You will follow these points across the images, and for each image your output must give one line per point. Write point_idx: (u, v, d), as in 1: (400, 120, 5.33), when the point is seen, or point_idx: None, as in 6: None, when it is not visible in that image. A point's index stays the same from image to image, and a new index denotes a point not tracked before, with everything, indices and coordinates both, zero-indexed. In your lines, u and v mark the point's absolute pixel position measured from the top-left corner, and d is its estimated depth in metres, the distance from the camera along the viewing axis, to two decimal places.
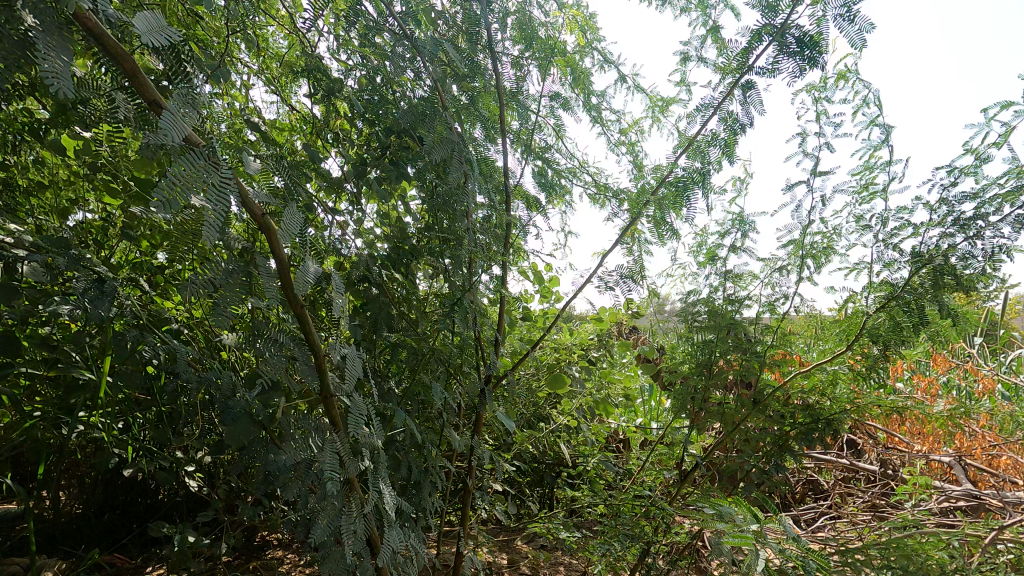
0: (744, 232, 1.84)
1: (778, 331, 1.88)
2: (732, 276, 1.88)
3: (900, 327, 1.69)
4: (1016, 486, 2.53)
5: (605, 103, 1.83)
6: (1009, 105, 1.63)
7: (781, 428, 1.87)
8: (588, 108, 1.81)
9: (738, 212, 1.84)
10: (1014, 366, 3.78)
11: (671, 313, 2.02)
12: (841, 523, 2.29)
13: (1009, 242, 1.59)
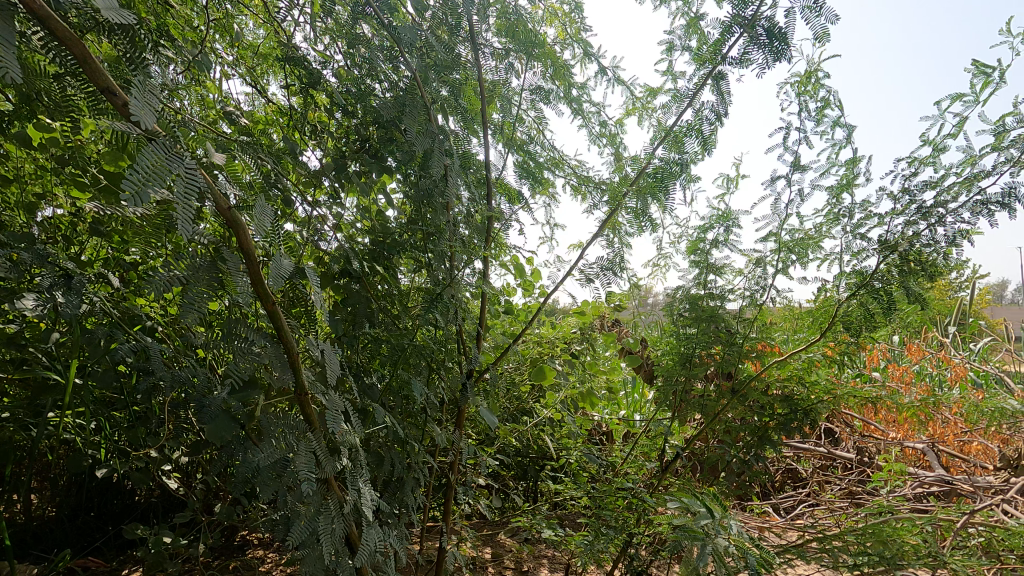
0: (727, 228, 1.84)
1: (760, 323, 1.89)
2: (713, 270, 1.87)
3: (872, 315, 1.72)
4: (986, 471, 2.59)
5: (585, 95, 1.82)
6: (960, 97, 1.66)
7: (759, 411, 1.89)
8: (569, 101, 1.79)
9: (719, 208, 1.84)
10: (983, 353, 3.90)
11: (656, 305, 2.04)
12: (818, 511, 2.34)
13: (970, 227, 1.62)
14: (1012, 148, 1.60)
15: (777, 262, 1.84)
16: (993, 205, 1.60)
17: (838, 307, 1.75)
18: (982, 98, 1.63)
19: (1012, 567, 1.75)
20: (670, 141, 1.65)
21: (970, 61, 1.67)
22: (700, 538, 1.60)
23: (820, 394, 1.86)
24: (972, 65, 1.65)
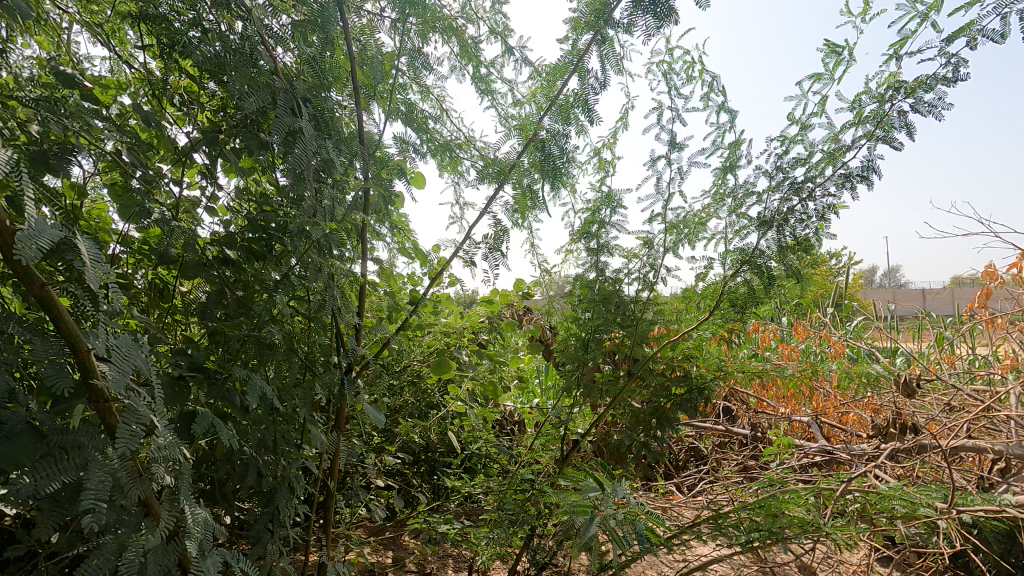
0: (613, 209, 1.86)
1: (656, 306, 1.91)
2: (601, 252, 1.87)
3: (755, 292, 1.81)
4: (859, 439, 2.80)
5: (494, 74, 1.73)
6: (818, 77, 1.85)
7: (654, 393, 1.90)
8: (476, 79, 1.70)
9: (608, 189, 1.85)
10: (858, 331, 4.27)
11: (564, 292, 1.99)
12: (717, 487, 2.43)
13: (835, 200, 1.82)
14: (867, 124, 1.88)
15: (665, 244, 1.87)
16: (856, 177, 1.87)
17: (722, 284, 1.83)
18: (835, 76, 1.82)
19: (882, 529, 1.87)
20: (556, 111, 1.66)
21: (823, 42, 1.82)
22: (591, 519, 1.53)
23: (713, 371, 1.92)
24: (825, 45, 1.80)
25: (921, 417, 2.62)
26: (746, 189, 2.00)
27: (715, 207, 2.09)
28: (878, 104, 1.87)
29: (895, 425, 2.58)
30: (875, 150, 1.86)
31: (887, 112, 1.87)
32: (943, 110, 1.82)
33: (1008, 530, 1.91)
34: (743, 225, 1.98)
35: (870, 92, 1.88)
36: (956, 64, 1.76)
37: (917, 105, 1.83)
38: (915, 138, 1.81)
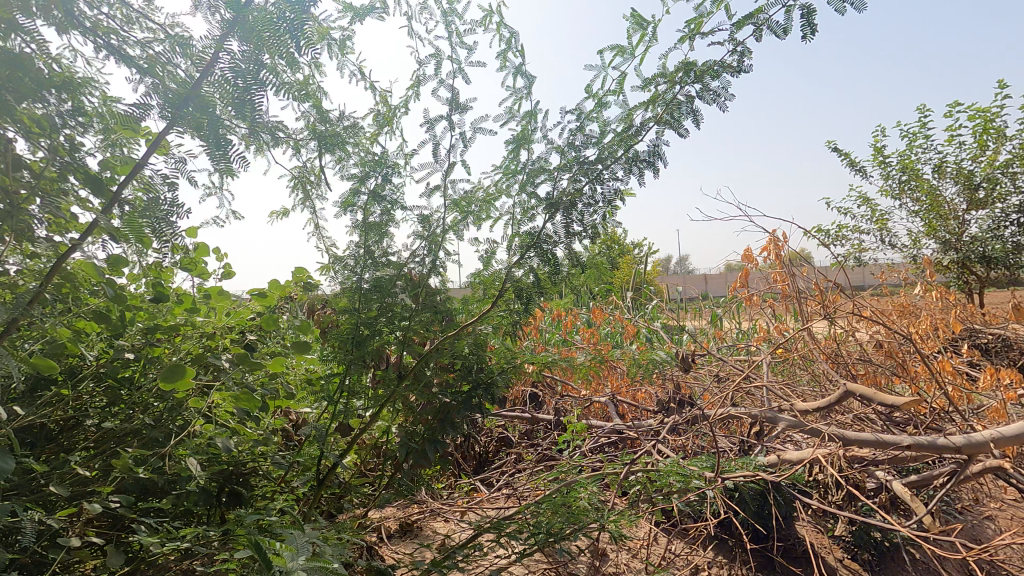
0: (386, 177, 1.86)
1: (439, 298, 1.92)
2: (379, 232, 1.89)
3: (540, 282, 1.84)
4: (648, 415, 3.01)
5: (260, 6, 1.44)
6: (622, 51, 1.96)
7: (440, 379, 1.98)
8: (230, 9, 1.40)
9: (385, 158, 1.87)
10: (652, 313, 4.70)
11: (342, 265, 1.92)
12: (518, 480, 2.39)
13: (622, 184, 1.84)
14: (658, 107, 1.89)
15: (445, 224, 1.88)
16: (643, 163, 1.87)
17: (506, 273, 1.82)
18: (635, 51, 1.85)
19: (659, 506, 1.98)
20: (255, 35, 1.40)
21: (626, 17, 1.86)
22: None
23: (498, 366, 1.98)
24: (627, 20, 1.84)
25: (695, 390, 2.88)
26: (538, 168, 1.88)
27: (506, 184, 1.96)
28: (668, 87, 1.89)
29: (675, 400, 2.80)
30: (662, 134, 1.90)
31: (675, 97, 1.90)
32: (727, 99, 1.89)
33: (760, 491, 2.13)
34: (535, 207, 1.86)
35: (662, 74, 1.91)
36: (741, 52, 1.85)
37: (703, 92, 1.89)
38: (699, 126, 1.87)
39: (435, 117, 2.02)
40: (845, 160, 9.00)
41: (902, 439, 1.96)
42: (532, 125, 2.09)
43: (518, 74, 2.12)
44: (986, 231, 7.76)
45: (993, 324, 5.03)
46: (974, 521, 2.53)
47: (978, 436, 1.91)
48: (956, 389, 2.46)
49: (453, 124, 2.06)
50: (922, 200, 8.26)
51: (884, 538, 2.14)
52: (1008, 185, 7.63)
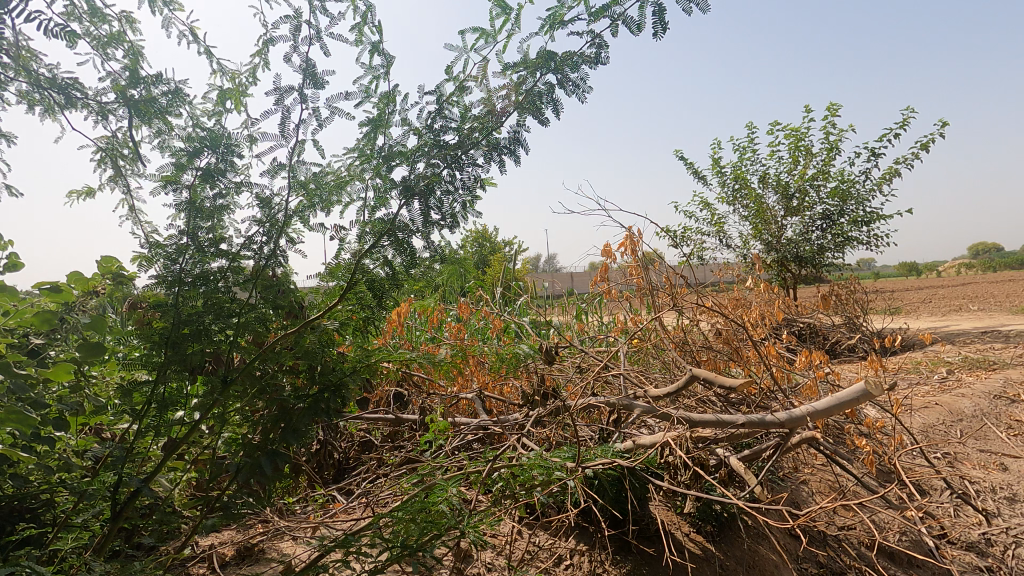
0: (219, 153, 1.69)
1: (272, 297, 1.70)
2: (208, 215, 1.67)
3: (395, 274, 1.76)
4: (514, 409, 3.03)
5: None
6: (484, 34, 1.90)
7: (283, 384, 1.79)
8: None
9: (214, 130, 1.67)
10: (520, 308, 4.78)
11: (161, 256, 1.65)
12: (377, 489, 2.26)
13: (482, 171, 1.80)
14: (519, 95, 1.87)
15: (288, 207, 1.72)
16: (504, 151, 1.84)
17: (357, 263, 1.70)
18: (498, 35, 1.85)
19: (523, 501, 1.97)
20: None
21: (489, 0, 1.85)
22: None
23: (349, 367, 1.80)
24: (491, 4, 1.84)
25: (558, 382, 2.95)
26: (393, 150, 1.73)
27: (359, 169, 1.78)
28: (529, 74, 1.86)
29: (539, 392, 2.84)
30: (523, 122, 1.87)
31: (537, 87, 1.88)
32: (585, 90, 1.91)
33: (617, 477, 2.21)
34: (390, 191, 1.74)
35: (524, 61, 1.88)
36: (599, 45, 1.88)
37: (563, 82, 1.89)
38: (559, 116, 1.86)
39: (281, 88, 1.82)
40: (689, 168, 9.94)
41: (737, 418, 2.14)
42: (389, 108, 1.93)
43: (376, 52, 1.95)
44: (797, 235, 9.05)
45: (803, 314, 5.85)
46: (792, 485, 2.89)
47: (796, 412, 2.13)
48: (779, 370, 2.77)
49: (302, 99, 1.86)
50: (749, 206, 9.40)
51: (722, 510, 2.35)
52: (813, 196, 8.97)
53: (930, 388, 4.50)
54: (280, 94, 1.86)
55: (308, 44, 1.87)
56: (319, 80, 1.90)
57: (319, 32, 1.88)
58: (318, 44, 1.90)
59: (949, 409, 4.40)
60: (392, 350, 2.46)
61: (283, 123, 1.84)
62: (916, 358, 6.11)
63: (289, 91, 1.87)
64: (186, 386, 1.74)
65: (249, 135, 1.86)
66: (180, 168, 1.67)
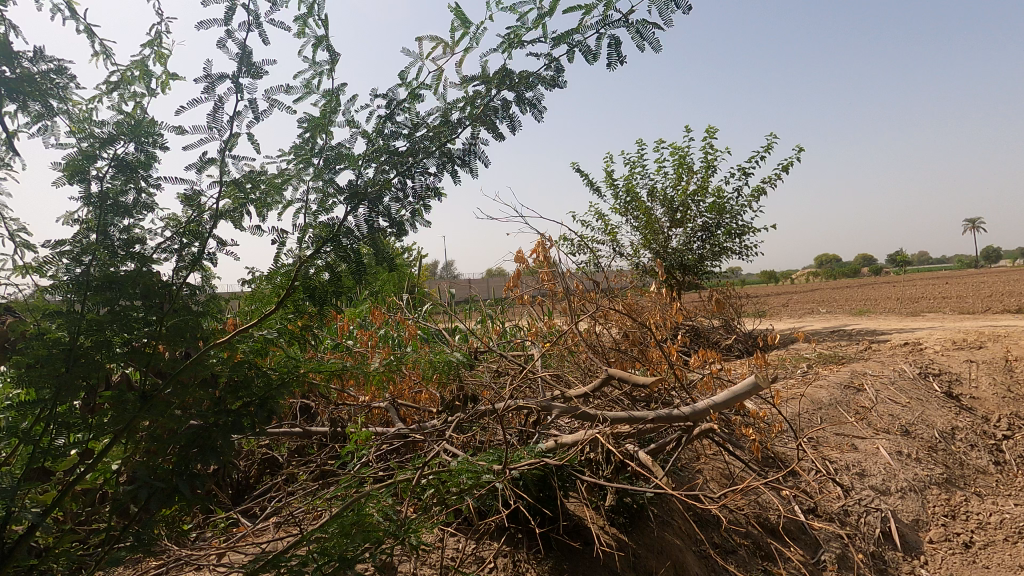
0: (139, 142, 1.68)
1: (214, 310, 1.80)
2: (125, 211, 1.64)
3: (337, 279, 1.85)
4: (430, 416, 3.02)
5: None
6: (442, 43, 1.94)
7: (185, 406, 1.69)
8: None
9: (138, 117, 1.67)
10: (430, 313, 4.75)
11: (57, 249, 1.58)
12: (293, 507, 2.16)
13: (432, 181, 1.90)
14: (473, 107, 1.91)
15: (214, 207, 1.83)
16: (457, 162, 1.96)
17: (299, 268, 1.77)
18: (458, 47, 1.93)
19: (453, 506, 2.02)
20: None
21: (454, 12, 1.92)
22: None
23: (274, 380, 1.78)
24: (456, 15, 1.91)
25: (476, 387, 2.99)
26: (339, 155, 1.84)
27: (296, 170, 1.89)
28: (487, 88, 1.90)
29: (458, 398, 2.85)
30: (476, 135, 1.95)
31: (493, 102, 1.92)
32: (541, 110, 1.97)
33: (541, 476, 2.31)
34: (334, 195, 1.86)
35: (481, 76, 1.91)
36: (556, 69, 1.94)
37: (520, 99, 1.93)
38: (514, 133, 1.92)
39: (213, 75, 1.85)
40: (584, 179, 10.39)
41: (648, 414, 2.24)
42: (332, 108, 1.91)
43: (321, 47, 1.93)
44: (681, 245, 9.84)
45: (690, 316, 6.36)
46: (691, 474, 3.16)
47: (699, 406, 2.25)
48: (679, 367, 3.01)
49: (237, 88, 1.89)
50: (639, 218, 10.04)
51: (635, 502, 2.53)
52: (694, 209, 9.79)
53: (796, 381, 5.10)
54: (212, 82, 1.89)
55: (246, 31, 1.87)
56: (257, 70, 1.92)
57: (258, 20, 1.88)
58: (256, 30, 1.90)
59: (811, 399, 5.02)
60: (308, 359, 2.35)
61: (214, 113, 1.88)
62: (781, 355, 6.90)
63: (222, 79, 1.89)
64: (79, 403, 1.59)
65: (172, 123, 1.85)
66: (89, 157, 1.63)
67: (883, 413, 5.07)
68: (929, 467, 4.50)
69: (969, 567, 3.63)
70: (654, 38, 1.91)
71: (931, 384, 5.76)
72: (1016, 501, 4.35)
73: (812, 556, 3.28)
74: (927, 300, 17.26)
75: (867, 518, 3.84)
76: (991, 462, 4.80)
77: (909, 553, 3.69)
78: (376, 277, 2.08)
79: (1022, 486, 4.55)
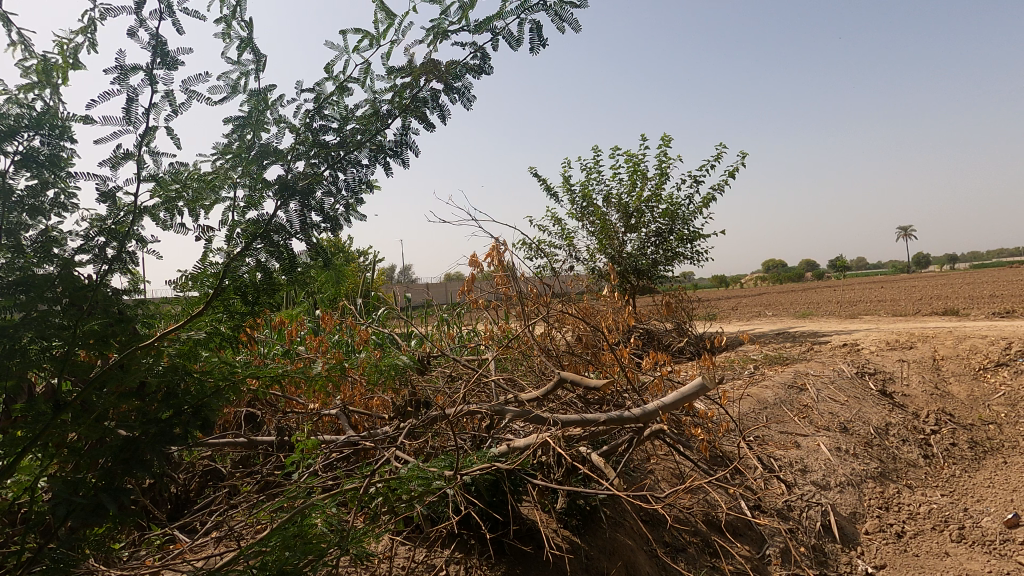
0: (47, 136, 1.62)
1: (143, 311, 1.77)
2: (35, 211, 1.56)
3: (270, 277, 1.83)
4: (382, 422, 2.97)
5: None
6: (368, 37, 1.95)
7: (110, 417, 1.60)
8: None
9: (44, 108, 1.60)
10: (383, 318, 4.66)
11: None
12: (234, 519, 2.08)
13: (365, 173, 1.90)
14: (403, 98, 1.91)
15: (137, 206, 1.78)
16: (389, 153, 1.96)
17: (228, 266, 1.74)
18: (382, 38, 1.93)
19: (402, 514, 2.00)
20: None
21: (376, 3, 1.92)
22: None
23: (211, 389, 1.70)
24: (378, 7, 1.91)
25: (428, 392, 2.95)
26: (266, 151, 1.82)
27: (225, 167, 1.86)
28: (414, 79, 1.90)
29: (410, 403, 2.81)
30: (407, 126, 1.96)
31: (421, 92, 1.93)
32: (470, 98, 1.98)
33: (493, 481, 2.31)
34: (264, 191, 1.84)
35: (408, 66, 1.91)
36: (482, 56, 1.95)
37: (449, 89, 1.94)
38: (444, 123, 1.94)
39: (126, 66, 1.81)
40: (541, 184, 10.47)
41: (599, 416, 2.26)
42: (259, 104, 1.88)
43: (245, 42, 1.91)
44: (635, 250, 10.05)
45: (643, 321, 6.49)
46: (643, 474, 3.22)
47: (649, 407, 2.28)
48: (630, 369, 3.06)
49: (151, 80, 1.85)
50: (595, 223, 10.20)
51: (587, 504, 2.56)
52: (648, 215, 10.02)
53: (743, 381, 5.29)
54: (126, 74, 1.83)
55: (159, 20, 1.84)
56: (172, 61, 1.89)
57: (171, 8, 1.85)
58: (169, 18, 1.86)
59: (758, 399, 5.20)
60: (252, 365, 2.28)
61: (129, 107, 1.84)
62: (731, 357, 7.12)
63: (136, 69, 1.85)
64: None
65: (83, 116, 1.79)
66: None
67: (824, 411, 5.31)
68: (866, 461, 4.74)
69: (901, 555, 3.84)
70: (574, 20, 1.95)
71: (867, 383, 6.07)
72: (942, 492, 4.63)
73: (757, 550, 3.40)
74: (865, 302, 18.22)
75: (809, 511, 4.00)
76: (921, 455, 5.09)
77: (846, 544, 3.87)
78: (314, 275, 2.07)
79: (948, 477, 4.85)
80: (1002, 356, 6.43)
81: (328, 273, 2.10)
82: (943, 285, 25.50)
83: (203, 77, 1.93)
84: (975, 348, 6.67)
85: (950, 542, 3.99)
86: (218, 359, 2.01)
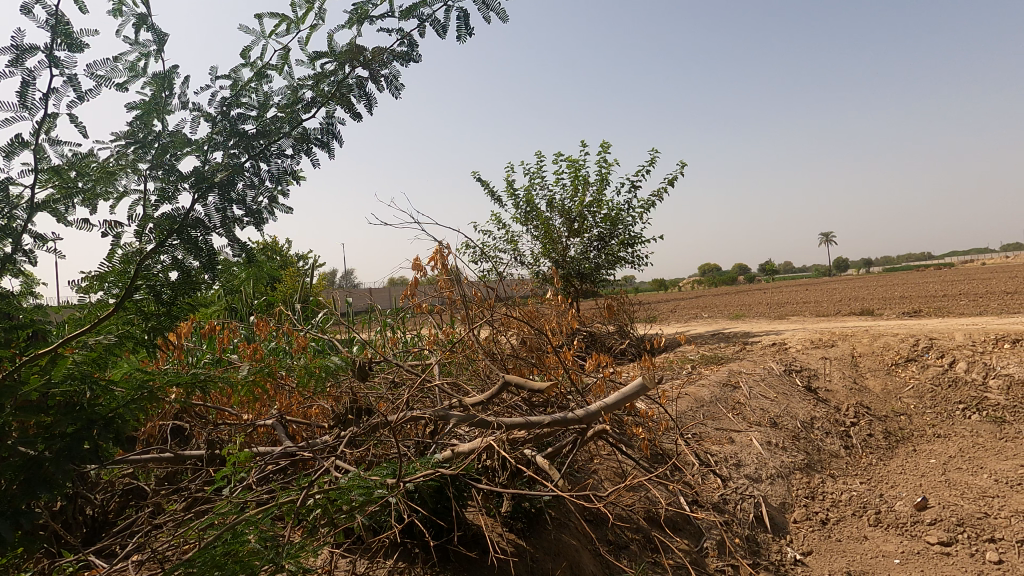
0: None
1: (39, 315, 1.65)
2: None
3: (188, 276, 1.74)
4: (320, 432, 2.87)
5: None
6: (286, 20, 1.90)
7: (9, 432, 1.47)
8: None
9: None
10: (323, 323, 4.50)
11: None
12: (159, 538, 1.97)
13: (288, 164, 1.84)
14: (327, 84, 1.87)
15: (32, 200, 1.64)
16: (315, 142, 1.91)
17: (140, 264, 1.64)
18: (299, 21, 1.89)
19: (342, 525, 1.95)
20: None
21: None
22: None
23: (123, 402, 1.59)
24: None
25: (371, 398, 2.88)
26: (179, 141, 1.73)
27: (131, 158, 1.75)
28: (338, 66, 1.87)
29: (351, 411, 2.74)
30: (332, 114, 1.92)
31: (346, 78, 1.90)
32: (399, 86, 1.96)
33: (437, 487, 2.27)
34: (177, 183, 1.75)
35: (332, 53, 1.88)
36: (409, 43, 1.93)
37: (375, 77, 1.91)
38: (369, 111, 1.91)
39: (21, 48, 1.68)
40: (486, 188, 10.46)
41: (543, 419, 2.26)
42: (165, 90, 1.79)
43: (143, 25, 1.82)
44: (578, 254, 10.23)
45: (587, 323, 6.58)
46: (586, 475, 3.27)
47: (591, 408, 2.29)
48: (574, 372, 3.10)
49: (53, 63, 1.73)
50: (539, 227, 10.29)
51: (531, 507, 2.57)
52: (590, 220, 10.21)
53: (681, 381, 5.46)
54: (20, 56, 1.69)
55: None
56: (75, 43, 1.77)
57: None
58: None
59: (695, 398, 5.41)
60: (177, 375, 2.16)
61: (26, 94, 1.70)
62: (670, 358, 7.35)
63: (31, 51, 1.71)
64: None
65: None
66: None
67: (756, 407, 5.58)
68: (794, 454, 5.02)
69: (825, 541, 4.09)
70: (500, 8, 1.97)
71: (795, 380, 6.42)
72: (861, 479, 4.96)
73: (694, 544, 3.53)
74: (792, 304, 19.31)
75: (743, 504, 4.20)
76: (842, 446, 5.44)
77: (777, 535, 4.08)
78: (236, 275, 1.98)
79: (866, 466, 5.21)
80: (911, 352, 6.97)
81: (251, 272, 2.02)
82: (861, 287, 27.35)
83: (110, 62, 1.82)
84: (888, 345, 7.19)
85: (868, 526, 4.28)
86: (131, 367, 1.88)
